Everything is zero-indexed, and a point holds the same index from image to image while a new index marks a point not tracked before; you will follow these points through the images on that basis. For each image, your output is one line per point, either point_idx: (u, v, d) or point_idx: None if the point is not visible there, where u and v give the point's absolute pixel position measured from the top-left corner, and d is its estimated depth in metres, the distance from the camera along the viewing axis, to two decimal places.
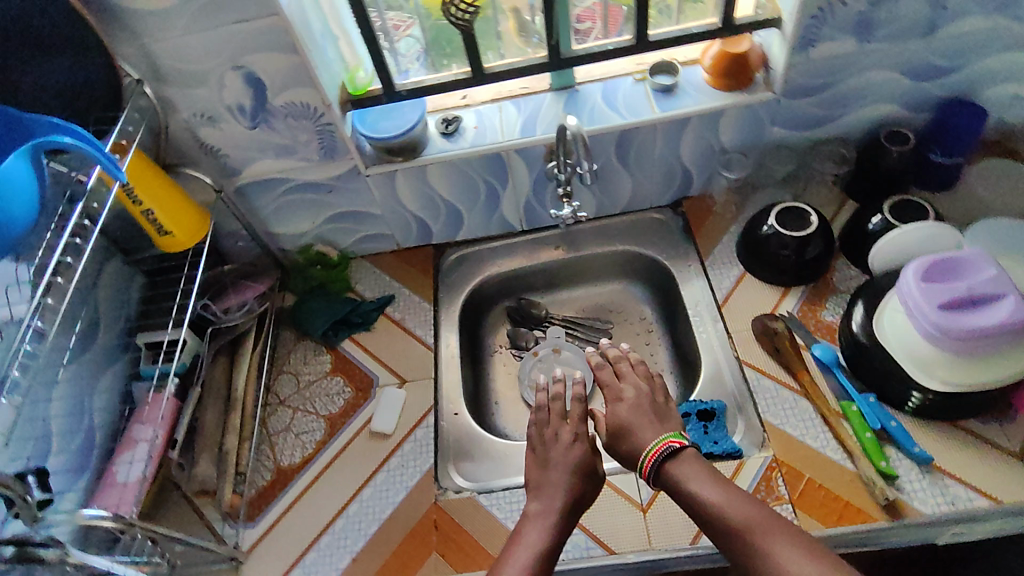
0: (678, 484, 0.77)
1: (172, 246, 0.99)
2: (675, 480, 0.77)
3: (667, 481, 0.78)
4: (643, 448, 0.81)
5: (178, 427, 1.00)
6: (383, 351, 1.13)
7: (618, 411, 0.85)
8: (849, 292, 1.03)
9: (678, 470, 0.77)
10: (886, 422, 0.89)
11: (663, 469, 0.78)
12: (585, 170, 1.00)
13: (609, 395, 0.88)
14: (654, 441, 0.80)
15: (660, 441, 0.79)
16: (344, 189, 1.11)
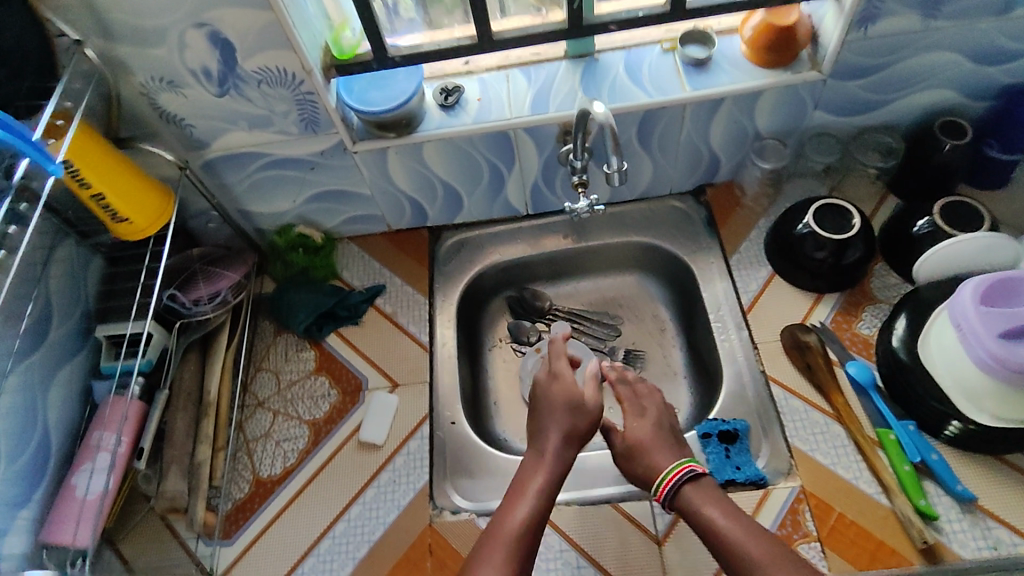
0: (694, 510, 0.72)
1: (130, 234, 0.84)
2: (692, 506, 0.72)
3: (682, 507, 0.73)
4: (659, 473, 0.77)
5: (145, 434, 0.90)
6: (373, 349, 1.02)
7: (645, 425, 0.82)
8: (891, 302, 0.94)
9: (695, 495, 0.73)
10: (926, 455, 0.82)
11: (679, 492, 0.74)
12: (612, 170, 0.76)
13: (634, 409, 0.85)
14: (671, 465, 0.76)
15: (677, 465, 0.76)
16: (329, 167, 0.97)
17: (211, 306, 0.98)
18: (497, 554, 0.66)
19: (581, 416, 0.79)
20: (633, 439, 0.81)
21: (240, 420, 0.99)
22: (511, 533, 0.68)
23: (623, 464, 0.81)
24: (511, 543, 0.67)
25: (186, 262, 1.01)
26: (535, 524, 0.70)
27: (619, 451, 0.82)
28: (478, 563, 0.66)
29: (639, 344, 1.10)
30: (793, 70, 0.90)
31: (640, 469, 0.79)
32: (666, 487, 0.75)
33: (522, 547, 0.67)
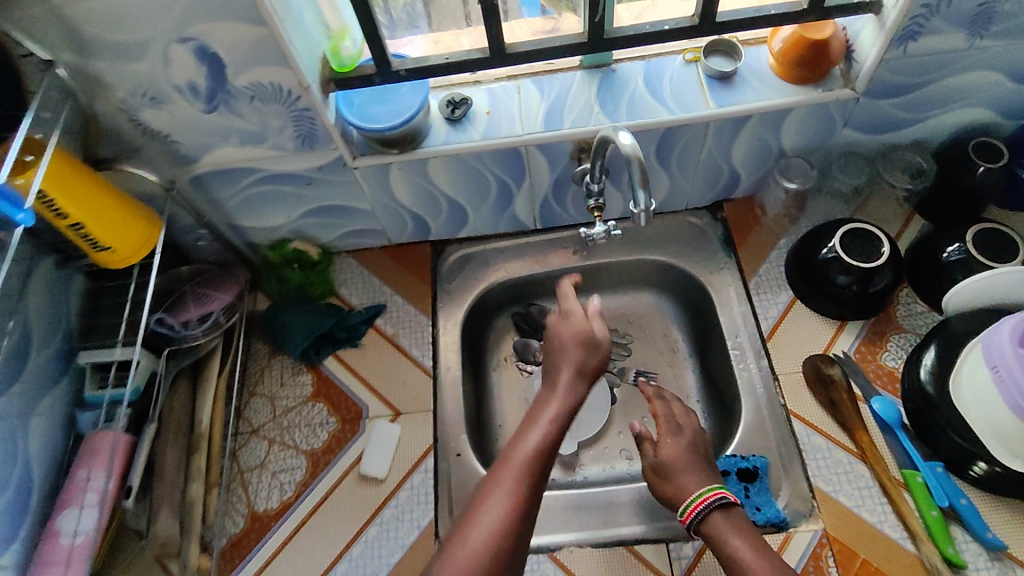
0: (718, 540, 0.71)
1: (109, 263, 0.78)
2: (717, 535, 0.72)
3: (707, 535, 0.73)
4: (685, 498, 0.76)
5: (133, 472, 0.84)
6: (373, 374, 0.97)
7: (680, 442, 0.82)
8: (918, 332, 0.90)
9: (722, 524, 0.72)
10: (955, 499, 0.79)
11: (706, 520, 0.73)
12: (639, 208, 0.66)
13: (671, 425, 0.84)
14: (701, 488, 0.75)
15: (706, 490, 0.74)
16: (327, 183, 0.90)
17: (202, 328, 0.92)
18: (512, 476, 0.63)
19: (597, 347, 0.76)
20: (665, 455, 0.81)
21: (234, 449, 0.94)
22: (526, 455, 0.65)
23: (651, 477, 0.81)
24: (527, 465, 0.64)
25: (175, 283, 0.94)
26: (550, 445, 0.67)
27: (649, 463, 0.82)
28: (494, 484, 0.63)
29: (651, 365, 1.05)
30: (825, 86, 0.84)
31: (667, 487, 0.79)
32: (692, 515, 0.74)
33: (537, 469, 0.65)
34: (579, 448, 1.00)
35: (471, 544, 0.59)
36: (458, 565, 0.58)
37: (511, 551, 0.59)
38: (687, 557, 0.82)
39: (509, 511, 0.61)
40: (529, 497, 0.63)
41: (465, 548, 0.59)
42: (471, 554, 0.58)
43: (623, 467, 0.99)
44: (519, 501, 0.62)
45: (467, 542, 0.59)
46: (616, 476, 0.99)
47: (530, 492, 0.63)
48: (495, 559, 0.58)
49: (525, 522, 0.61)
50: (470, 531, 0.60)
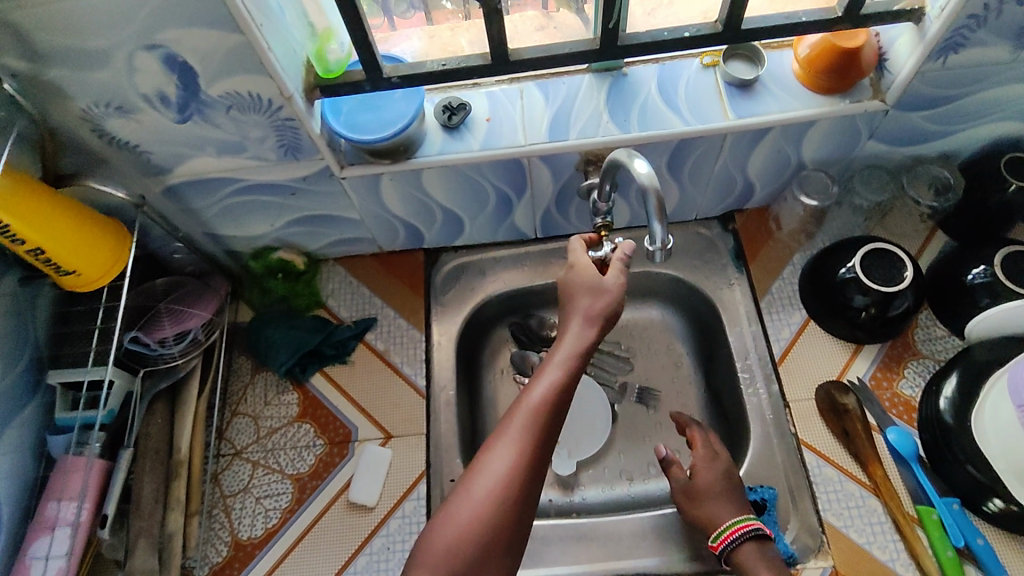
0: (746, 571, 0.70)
1: (74, 287, 0.72)
2: (746, 566, 0.70)
3: (735, 564, 0.71)
4: (717, 526, 0.75)
5: (109, 499, 0.79)
6: (364, 394, 0.92)
7: (716, 468, 0.80)
8: (935, 358, 0.86)
9: (752, 556, 0.71)
10: (971, 539, 0.76)
11: (737, 549, 0.72)
12: (655, 245, 0.61)
13: (708, 449, 0.82)
14: (734, 519, 0.74)
15: (742, 519, 0.73)
16: (313, 193, 0.83)
17: (179, 347, 0.86)
18: (520, 428, 0.63)
19: (608, 294, 0.71)
20: (700, 480, 0.79)
21: (214, 472, 0.89)
22: (532, 405, 0.64)
23: (680, 499, 0.79)
24: (534, 415, 0.64)
25: (148, 300, 0.87)
26: (560, 394, 0.65)
27: (679, 486, 0.80)
28: (501, 434, 0.64)
29: (655, 381, 1.00)
30: (852, 96, 0.77)
31: (699, 512, 0.77)
32: (724, 542, 0.72)
33: (546, 418, 0.64)
34: (578, 469, 0.96)
35: (476, 492, 0.61)
36: (462, 510, 0.60)
37: (516, 499, 0.61)
38: None
39: (513, 463, 0.62)
40: (536, 446, 0.63)
41: (468, 497, 0.61)
42: (475, 502, 0.61)
43: (621, 490, 0.94)
44: (524, 453, 0.62)
45: (472, 490, 0.61)
46: (616, 499, 0.94)
47: (537, 442, 0.63)
48: (500, 506, 0.61)
49: (531, 471, 0.62)
50: (474, 479, 0.62)
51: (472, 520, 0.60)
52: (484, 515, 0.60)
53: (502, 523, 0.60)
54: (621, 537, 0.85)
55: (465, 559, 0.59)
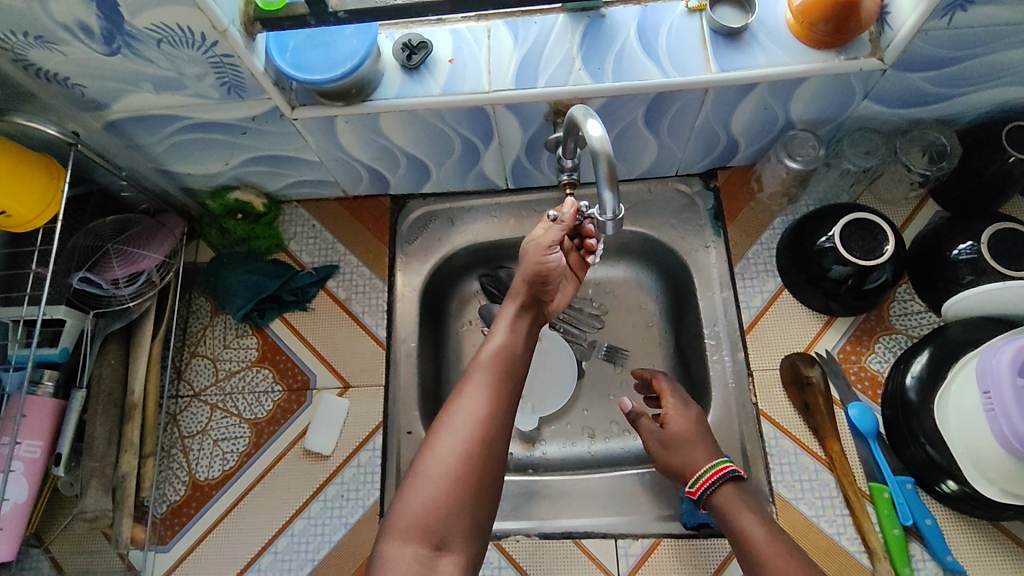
0: (726, 514, 0.69)
1: (10, 227, 0.71)
2: (726, 508, 0.69)
3: (715, 508, 0.70)
4: (694, 473, 0.73)
5: (62, 440, 0.77)
6: (324, 341, 0.91)
7: (688, 415, 0.78)
8: (907, 333, 0.84)
9: (732, 498, 0.70)
10: (919, 519, 0.75)
11: (715, 493, 0.71)
12: (605, 215, 0.61)
13: (678, 397, 0.80)
14: (708, 465, 0.73)
15: (718, 463, 0.72)
16: (265, 132, 0.78)
17: (131, 289, 0.83)
18: (477, 386, 0.66)
19: (526, 262, 0.72)
20: (673, 427, 0.77)
21: (172, 412, 0.88)
22: (487, 361, 0.68)
23: (656, 449, 0.78)
24: (487, 373, 0.67)
25: (97, 240, 0.84)
26: (511, 350, 0.70)
27: (654, 437, 0.78)
28: (460, 395, 0.66)
29: (624, 340, 0.98)
30: (848, 52, 0.71)
31: (676, 460, 0.76)
32: (703, 487, 0.71)
33: (499, 374, 0.67)
34: (541, 424, 0.95)
35: (443, 452, 0.62)
36: (432, 470, 0.61)
37: (483, 453, 0.63)
38: (635, 555, 0.79)
39: (476, 419, 0.64)
40: (494, 403, 0.65)
41: (437, 457, 0.62)
42: (444, 461, 0.62)
43: (583, 447, 0.94)
44: (484, 408, 0.65)
45: (439, 450, 0.62)
46: (577, 456, 0.93)
47: (497, 397, 0.66)
48: (469, 462, 0.62)
49: (494, 426, 0.64)
50: (439, 439, 0.63)
51: (442, 478, 0.61)
52: (455, 473, 0.61)
53: (472, 479, 0.61)
54: (574, 496, 0.85)
55: (440, 518, 0.60)
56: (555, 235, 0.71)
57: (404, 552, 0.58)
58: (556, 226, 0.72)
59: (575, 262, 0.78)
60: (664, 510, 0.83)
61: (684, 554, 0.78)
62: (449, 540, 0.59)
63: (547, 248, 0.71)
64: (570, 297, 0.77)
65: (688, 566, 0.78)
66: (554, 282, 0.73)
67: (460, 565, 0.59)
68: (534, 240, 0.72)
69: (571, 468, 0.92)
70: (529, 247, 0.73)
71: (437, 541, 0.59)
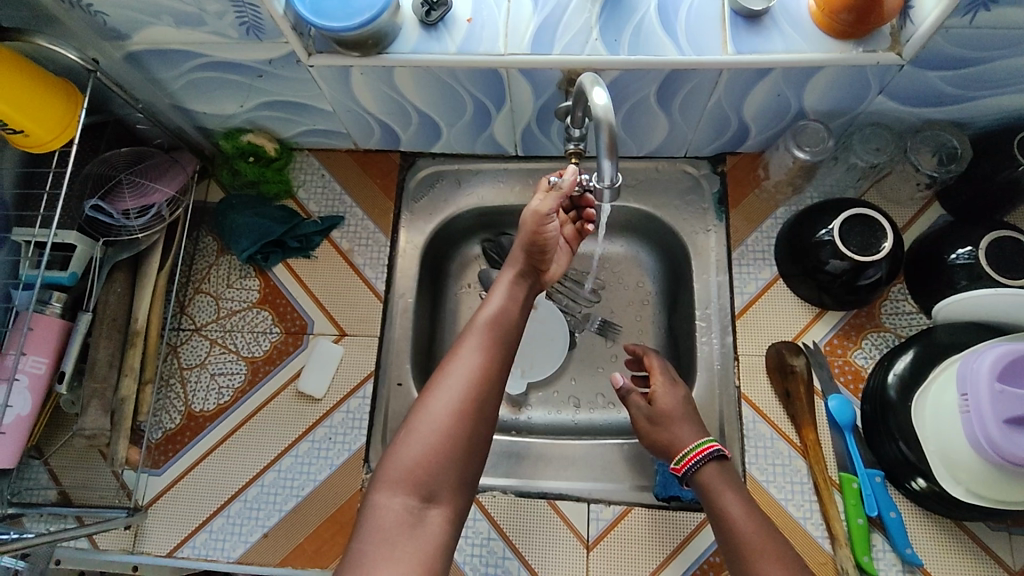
0: (709, 491, 0.70)
1: (27, 147, 0.73)
2: (708, 486, 0.70)
3: (698, 486, 0.71)
4: (679, 451, 0.75)
5: (67, 357, 0.80)
6: (324, 288, 0.93)
7: (676, 393, 0.79)
8: (895, 332, 0.85)
9: (715, 477, 0.71)
10: (884, 511, 0.77)
11: (700, 472, 0.72)
12: (603, 183, 0.61)
13: (666, 375, 0.82)
14: (694, 443, 0.74)
15: (705, 442, 0.73)
16: (281, 77, 0.80)
17: (141, 222, 0.85)
18: (471, 348, 0.68)
19: (523, 230, 0.73)
20: (662, 404, 0.78)
21: (173, 343, 0.90)
22: (483, 325, 0.70)
23: (644, 425, 0.79)
24: (482, 336, 0.69)
25: (112, 171, 0.87)
26: (507, 316, 0.72)
27: (642, 412, 0.79)
28: (454, 356, 0.68)
29: (617, 315, 1.00)
30: (867, 45, 0.71)
31: (662, 436, 0.77)
32: (687, 465, 0.72)
33: (495, 337, 0.69)
34: (528, 389, 0.97)
35: (435, 409, 0.64)
36: (424, 426, 0.63)
37: (473, 412, 0.64)
38: (606, 520, 0.81)
39: (468, 380, 0.65)
40: (487, 365, 0.67)
41: (429, 414, 0.64)
42: (436, 417, 0.63)
43: (567, 415, 0.96)
44: (477, 370, 0.66)
45: (431, 407, 0.64)
46: (560, 423, 0.95)
47: (491, 360, 0.68)
48: (459, 421, 0.64)
49: (485, 387, 0.66)
50: (432, 398, 0.65)
51: (434, 434, 0.63)
52: (446, 430, 0.63)
53: (461, 437, 0.63)
54: (552, 459, 0.88)
55: (430, 472, 0.62)
56: (551, 203, 0.71)
57: (393, 503, 0.60)
58: (556, 193, 0.71)
59: (570, 233, 0.80)
60: (639, 481, 0.86)
61: (652, 523, 0.81)
62: (437, 493, 0.61)
63: (544, 217, 0.71)
64: (564, 267, 0.80)
65: (654, 535, 0.80)
66: (551, 250, 0.75)
67: (447, 519, 0.61)
68: (531, 210, 0.72)
69: (553, 434, 0.94)
70: (528, 217, 0.72)
71: (426, 494, 0.61)
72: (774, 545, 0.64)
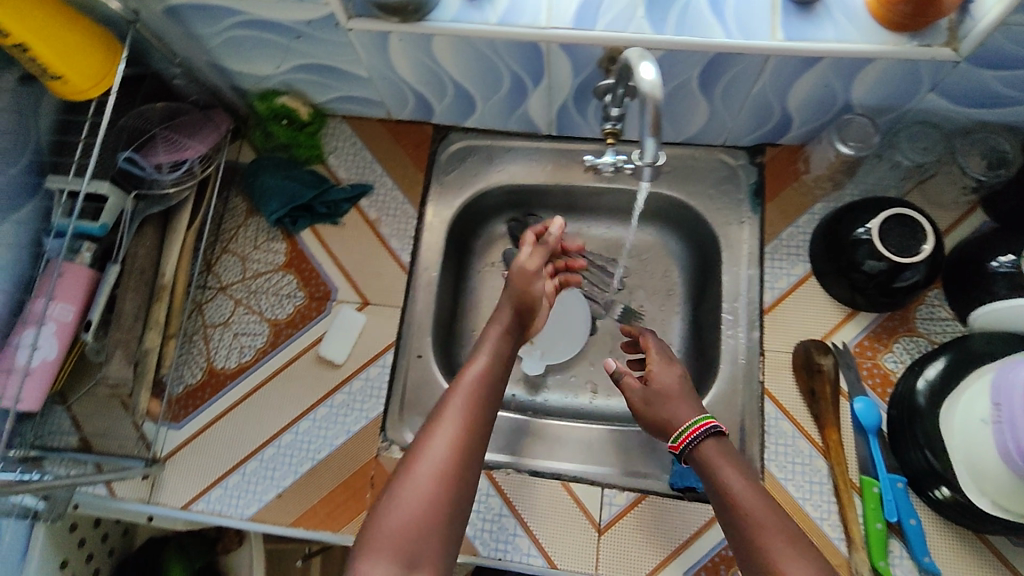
0: (709, 467, 0.68)
1: (64, 94, 0.73)
2: (709, 462, 0.68)
3: (699, 462, 0.69)
4: (677, 428, 0.73)
5: (94, 306, 0.80)
6: (349, 256, 0.93)
7: (672, 371, 0.78)
8: (927, 339, 0.82)
9: (715, 452, 0.68)
10: (904, 518, 0.75)
11: (699, 448, 0.70)
12: (645, 160, 0.61)
13: (662, 355, 0.81)
14: (691, 419, 0.72)
15: (701, 419, 0.71)
16: (318, 40, 0.79)
17: (172, 176, 0.86)
18: (457, 406, 0.66)
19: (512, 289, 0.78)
20: (658, 383, 0.77)
21: (198, 301, 0.91)
22: (470, 383, 0.68)
23: (639, 406, 0.78)
24: (467, 395, 0.67)
25: (146, 125, 0.87)
26: (493, 375, 0.70)
27: (638, 393, 0.78)
28: (439, 414, 0.66)
29: (640, 303, 0.99)
30: (923, 38, 0.69)
31: (660, 415, 0.75)
32: (685, 441, 0.70)
33: (480, 397, 0.67)
34: (546, 371, 0.97)
35: (421, 472, 0.61)
36: (407, 491, 0.60)
37: (458, 474, 0.62)
38: (619, 506, 0.80)
39: (455, 439, 0.63)
40: (473, 424, 0.65)
41: (414, 477, 0.60)
42: (422, 480, 0.60)
43: (584, 399, 0.95)
44: (463, 428, 0.64)
45: (416, 471, 0.61)
46: (577, 407, 0.95)
47: (476, 422, 0.66)
48: (445, 481, 0.61)
49: (471, 447, 0.64)
50: (417, 460, 0.62)
51: (419, 499, 0.59)
52: (432, 493, 0.60)
53: (447, 500, 0.60)
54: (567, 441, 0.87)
55: (416, 537, 0.58)
56: (537, 260, 0.80)
57: (378, 568, 0.55)
58: (542, 247, 0.83)
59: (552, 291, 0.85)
60: (642, 468, 0.84)
61: (666, 512, 0.80)
62: (422, 559, 0.57)
63: (530, 273, 0.78)
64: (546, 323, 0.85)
65: (667, 524, 0.79)
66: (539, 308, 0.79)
67: None
68: (518, 266, 0.79)
69: (569, 417, 0.94)
70: (514, 274, 0.79)
71: (411, 559, 0.57)
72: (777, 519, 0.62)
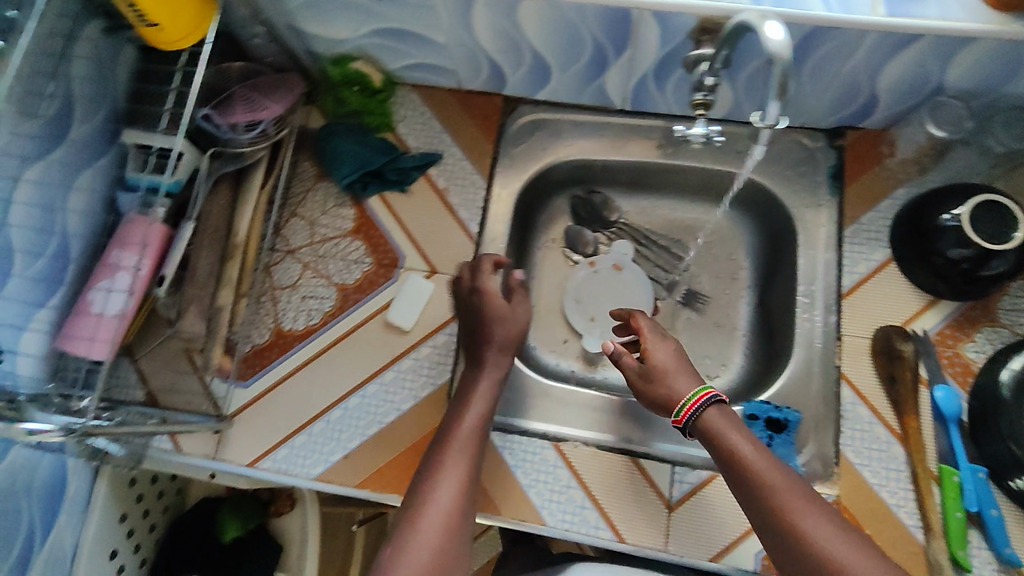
0: (715, 435, 0.67)
1: (156, 43, 0.72)
2: (714, 431, 0.67)
3: (703, 432, 0.68)
4: (677, 401, 0.71)
5: (169, 261, 0.77)
6: (417, 224, 0.92)
7: (667, 347, 0.75)
8: (1011, 329, 0.81)
9: (720, 420, 0.67)
10: (985, 508, 0.74)
11: (701, 418, 0.68)
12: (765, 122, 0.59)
13: (655, 330, 0.78)
14: (691, 392, 0.70)
15: (700, 390, 0.70)
16: (401, 2, 0.79)
17: (250, 136, 0.85)
18: (456, 458, 0.70)
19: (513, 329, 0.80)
20: (655, 359, 0.74)
21: (267, 263, 0.91)
22: (467, 434, 0.72)
23: (638, 383, 0.75)
24: (465, 446, 0.72)
25: (224, 82, 0.87)
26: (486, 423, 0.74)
27: (635, 370, 0.75)
28: (440, 466, 0.70)
29: (704, 285, 0.98)
30: None
31: (659, 392, 0.72)
32: (688, 414, 0.69)
33: (476, 448, 0.72)
34: None
35: (425, 527, 0.65)
36: (414, 546, 0.64)
37: (459, 526, 0.66)
38: (689, 484, 0.80)
39: (455, 495, 0.68)
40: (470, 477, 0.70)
41: (420, 532, 0.65)
42: (427, 535, 0.65)
43: None
44: (462, 482, 0.69)
45: (422, 525, 0.65)
46: None
47: (471, 474, 0.70)
48: (448, 535, 0.66)
49: (468, 501, 0.69)
50: (422, 514, 0.66)
51: (425, 552, 0.64)
52: (437, 547, 0.64)
53: (450, 552, 0.65)
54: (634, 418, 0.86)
55: None
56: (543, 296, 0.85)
57: None
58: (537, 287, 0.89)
59: None
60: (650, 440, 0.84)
61: None
62: None
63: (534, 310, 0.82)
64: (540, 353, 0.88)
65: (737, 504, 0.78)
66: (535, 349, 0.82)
67: None
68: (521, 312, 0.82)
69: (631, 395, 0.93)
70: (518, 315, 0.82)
71: None
72: (792, 486, 0.62)
